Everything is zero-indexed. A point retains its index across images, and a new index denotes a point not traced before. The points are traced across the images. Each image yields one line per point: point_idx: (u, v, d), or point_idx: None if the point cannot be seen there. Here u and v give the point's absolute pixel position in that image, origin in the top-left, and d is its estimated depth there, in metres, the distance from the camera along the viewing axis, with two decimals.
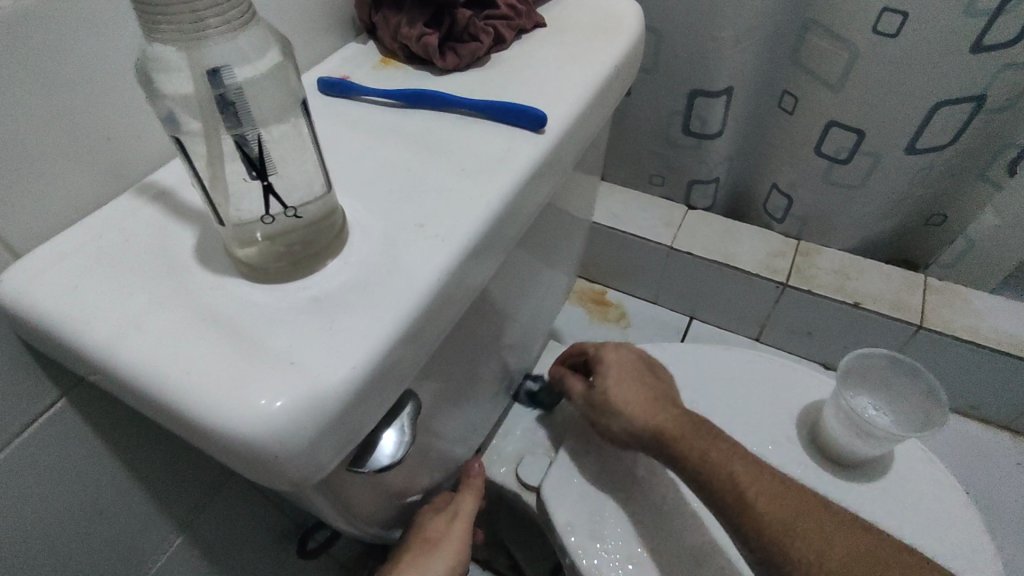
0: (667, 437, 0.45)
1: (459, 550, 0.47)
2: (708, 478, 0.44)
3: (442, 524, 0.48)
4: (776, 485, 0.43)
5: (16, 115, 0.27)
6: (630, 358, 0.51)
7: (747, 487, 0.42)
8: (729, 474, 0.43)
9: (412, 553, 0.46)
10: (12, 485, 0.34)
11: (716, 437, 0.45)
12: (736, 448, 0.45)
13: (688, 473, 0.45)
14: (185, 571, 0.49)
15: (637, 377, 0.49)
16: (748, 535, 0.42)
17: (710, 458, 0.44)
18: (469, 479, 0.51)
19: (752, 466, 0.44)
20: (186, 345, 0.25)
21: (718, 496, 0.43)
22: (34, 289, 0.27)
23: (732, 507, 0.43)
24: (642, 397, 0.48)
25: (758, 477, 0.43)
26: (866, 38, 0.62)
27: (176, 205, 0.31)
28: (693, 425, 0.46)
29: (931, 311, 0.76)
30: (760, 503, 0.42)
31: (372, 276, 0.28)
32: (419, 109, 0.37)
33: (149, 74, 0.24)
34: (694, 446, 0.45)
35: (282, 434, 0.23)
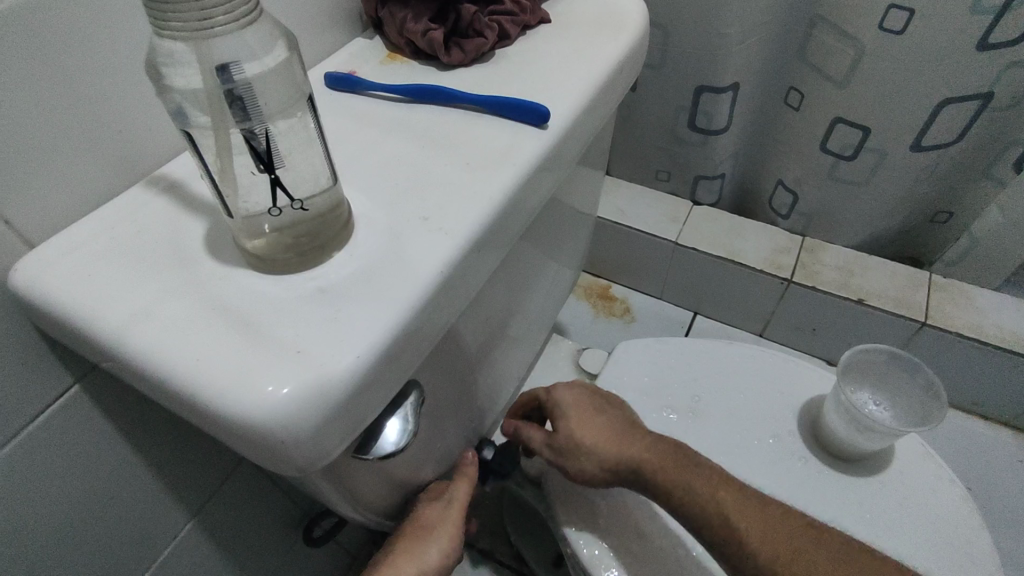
0: (648, 472, 0.44)
1: (455, 536, 0.47)
2: (696, 513, 0.43)
3: (437, 512, 0.46)
4: (768, 512, 0.43)
5: (31, 108, 0.27)
6: (584, 395, 0.49)
7: (736, 520, 0.42)
8: (716, 507, 0.43)
9: (408, 538, 0.46)
10: (28, 469, 0.35)
11: (694, 464, 0.45)
12: (717, 475, 0.45)
13: (676, 509, 0.44)
14: (195, 556, 0.50)
15: (598, 413, 0.48)
16: (744, 566, 0.42)
17: (694, 491, 0.43)
18: (466, 465, 0.49)
19: (739, 495, 0.44)
20: (195, 334, 0.25)
21: (708, 529, 0.43)
22: (47, 278, 0.28)
23: (724, 538, 0.42)
24: (608, 434, 0.47)
25: (745, 505, 0.43)
26: (872, 35, 0.62)
27: (186, 197, 0.32)
28: (668, 456, 0.45)
29: (936, 308, 0.76)
30: (751, 537, 0.42)
31: (376, 268, 0.28)
32: (423, 104, 0.38)
33: (157, 67, 0.24)
34: (678, 480, 0.44)
35: (289, 421, 0.24)
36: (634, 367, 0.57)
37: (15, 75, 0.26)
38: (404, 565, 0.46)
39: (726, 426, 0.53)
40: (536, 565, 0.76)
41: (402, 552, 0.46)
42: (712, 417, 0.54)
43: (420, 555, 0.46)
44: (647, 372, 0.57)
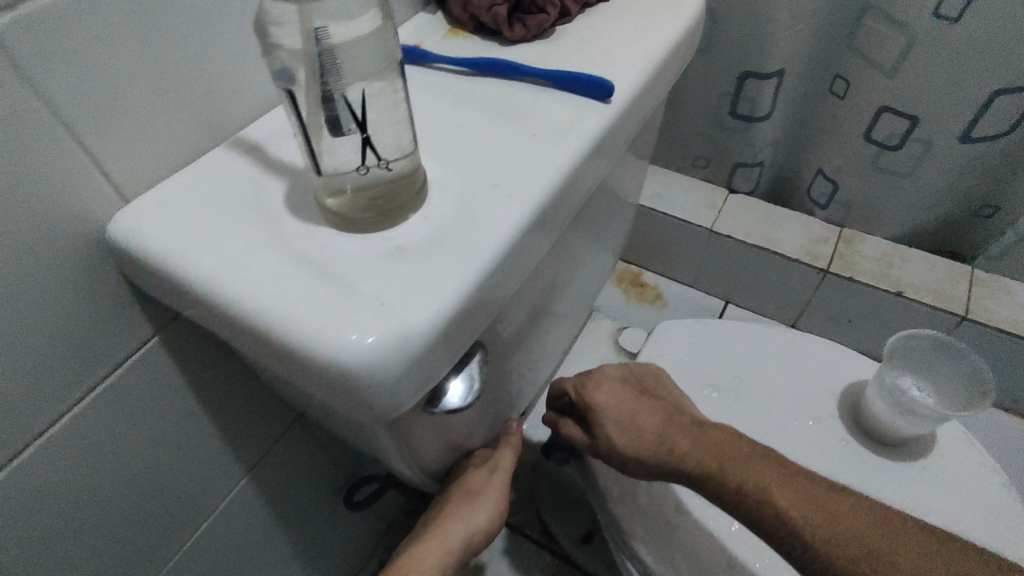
0: (693, 476, 0.43)
1: (499, 500, 0.49)
2: (755, 515, 0.41)
3: (483, 476, 0.49)
4: (832, 509, 0.39)
5: (134, 69, 0.29)
6: (620, 395, 0.48)
7: (799, 521, 0.39)
8: (773, 510, 0.40)
9: (455, 500, 0.48)
10: (110, 415, 0.37)
11: (746, 459, 0.42)
12: (773, 469, 0.42)
13: (735, 509, 0.42)
14: (248, 512, 0.52)
15: (635, 410, 0.47)
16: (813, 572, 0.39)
17: (749, 491, 0.41)
18: (509, 434, 0.52)
19: (801, 493, 0.40)
20: (285, 285, 0.27)
21: (769, 531, 0.40)
22: (144, 230, 0.30)
23: (787, 543, 0.40)
24: (648, 436, 0.45)
25: (808, 504, 0.40)
26: (926, 22, 0.61)
27: (266, 158, 0.33)
28: (716, 455, 0.43)
29: (977, 302, 0.75)
30: (815, 539, 0.39)
31: (451, 229, 0.30)
32: (488, 76, 0.39)
33: (264, 27, 0.26)
34: (729, 482, 0.42)
35: (374, 367, 0.25)
36: (674, 347, 0.58)
37: (119, 33, 0.28)
38: (452, 527, 0.47)
39: (763, 408, 0.54)
40: (564, 541, 0.77)
41: (450, 514, 0.48)
42: (750, 398, 0.54)
43: (467, 517, 0.48)
44: (686, 352, 0.57)
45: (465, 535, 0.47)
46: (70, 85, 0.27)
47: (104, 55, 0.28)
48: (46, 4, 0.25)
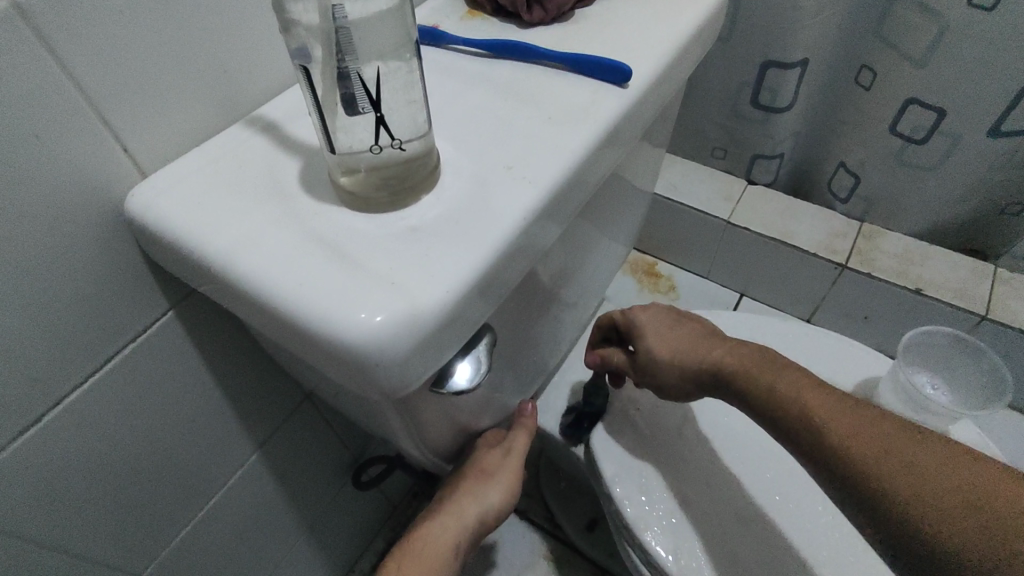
0: (725, 375, 0.45)
1: (514, 482, 0.51)
2: (778, 415, 0.42)
3: (498, 458, 0.51)
4: (859, 414, 0.39)
5: (154, 43, 0.29)
6: (664, 313, 0.51)
7: (820, 417, 0.40)
8: (796, 408, 0.41)
9: (470, 480, 0.50)
10: (127, 386, 0.38)
11: (777, 366, 0.44)
12: (808, 380, 0.42)
13: (759, 411, 0.43)
14: (259, 485, 0.54)
15: (678, 326, 0.50)
16: (830, 469, 0.39)
17: (776, 393, 0.42)
18: (524, 417, 0.54)
19: (829, 399, 0.41)
20: (298, 263, 0.27)
21: (790, 431, 0.41)
22: (158, 204, 0.30)
23: (805, 438, 0.40)
24: (686, 344, 0.48)
25: (835, 408, 0.40)
26: (960, 12, 0.59)
27: (282, 137, 0.33)
28: (749, 359, 0.45)
29: (998, 301, 0.74)
30: (834, 431, 0.39)
31: (463, 211, 0.30)
32: (505, 59, 0.38)
33: (282, 4, 0.25)
34: (759, 381, 0.43)
35: (383, 345, 0.25)
36: None
37: (140, 8, 0.28)
38: (467, 505, 0.50)
39: None
40: (569, 526, 0.78)
41: (465, 493, 0.50)
42: None
43: (481, 496, 0.50)
44: None
45: (479, 512, 0.50)
46: (92, 60, 0.27)
47: (126, 29, 0.28)
48: None
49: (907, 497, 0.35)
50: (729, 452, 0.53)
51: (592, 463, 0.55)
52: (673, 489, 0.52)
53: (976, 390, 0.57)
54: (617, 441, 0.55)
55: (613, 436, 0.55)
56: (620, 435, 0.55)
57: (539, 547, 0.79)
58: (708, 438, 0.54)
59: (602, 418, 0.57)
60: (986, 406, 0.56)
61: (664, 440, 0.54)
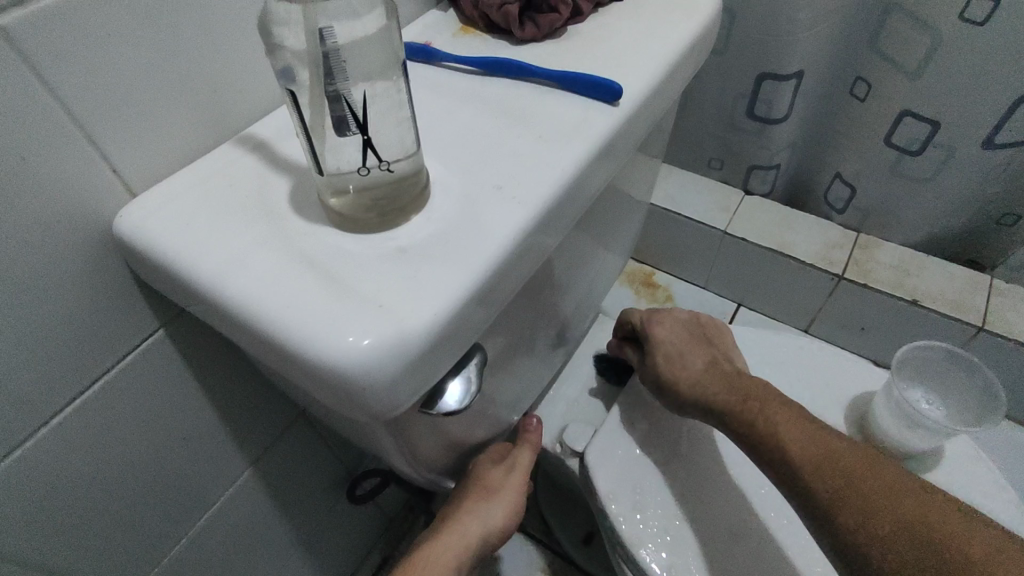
0: (716, 405, 0.48)
1: (516, 500, 0.52)
2: (761, 444, 0.45)
3: (501, 474, 0.52)
4: (832, 451, 0.43)
5: (141, 63, 0.29)
6: (678, 334, 0.53)
7: (795, 451, 0.43)
8: (778, 443, 0.44)
9: (472, 497, 0.50)
10: (115, 407, 0.37)
11: (768, 402, 0.47)
12: (794, 416, 0.46)
13: (743, 438, 0.47)
14: (252, 501, 0.53)
15: (688, 348, 0.53)
16: (802, 500, 0.43)
17: (761, 427, 0.46)
18: (529, 433, 0.57)
19: (807, 435, 0.44)
20: (286, 285, 0.27)
21: (769, 458, 0.45)
22: (149, 224, 0.30)
23: (781, 469, 0.44)
24: (690, 369, 0.51)
25: (814, 448, 0.43)
26: (952, 25, 0.59)
27: (272, 155, 0.33)
28: (741, 394, 0.48)
29: (995, 312, 0.74)
30: (804, 466, 0.43)
31: (452, 231, 0.29)
32: (497, 76, 0.38)
33: (268, 25, 0.26)
34: (747, 415, 0.46)
35: (369, 369, 0.25)
36: None
37: (130, 28, 0.28)
38: (469, 523, 0.49)
39: None
40: (564, 538, 0.78)
41: (466, 511, 0.50)
42: None
43: (483, 513, 0.50)
44: None
45: (481, 533, 0.49)
46: (79, 81, 0.27)
47: (113, 51, 0.28)
48: None
49: (861, 530, 0.39)
50: (723, 470, 0.53)
51: (588, 480, 0.55)
52: (669, 506, 0.52)
53: (972, 406, 0.56)
54: (613, 455, 0.55)
55: (608, 452, 0.55)
56: (615, 451, 0.55)
57: (536, 561, 0.79)
58: (704, 454, 0.54)
59: (597, 432, 0.57)
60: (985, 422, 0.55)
61: (659, 457, 0.54)
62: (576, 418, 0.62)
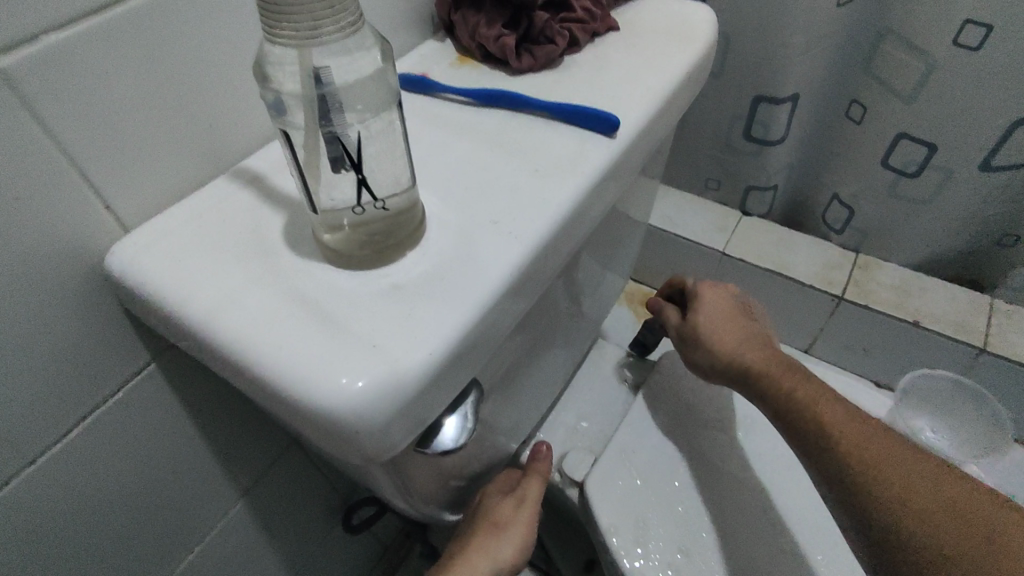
0: (753, 371, 0.49)
1: (525, 535, 0.51)
2: (791, 415, 0.47)
3: (510, 509, 0.51)
4: (865, 428, 0.44)
5: (132, 101, 0.29)
6: (728, 298, 0.53)
7: (831, 423, 0.45)
8: (813, 413, 0.46)
9: (482, 532, 0.50)
10: (105, 444, 0.37)
11: (803, 376, 0.48)
12: (827, 391, 0.47)
13: (774, 410, 0.48)
14: (244, 533, 0.52)
15: (734, 314, 0.53)
16: (829, 470, 0.44)
17: (796, 397, 0.47)
18: (538, 460, 0.56)
19: (841, 410, 0.46)
20: (278, 324, 0.27)
21: (798, 427, 0.46)
22: (140, 260, 0.30)
23: (811, 436, 0.45)
24: (731, 333, 0.51)
25: (848, 422, 0.45)
26: (946, 51, 0.60)
27: (265, 190, 0.33)
28: (779, 365, 0.49)
29: (996, 334, 0.73)
30: (838, 436, 0.44)
31: (447, 268, 0.29)
32: (493, 108, 0.38)
33: (263, 68, 0.25)
34: (783, 384, 0.48)
35: (363, 412, 0.25)
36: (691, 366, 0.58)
37: (125, 66, 0.28)
38: (477, 560, 0.48)
39: (771, 440, 0.55)
40: (567, 568, 0.77)
41: (475, 546, 0.49)
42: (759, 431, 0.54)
43: (493, 549, 0.49)
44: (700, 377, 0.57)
45: (490, 568, 0.49)
46: (71, 121, 0.27)
47: (109, 90, 0.28)
48: (53, 38, 0.25)
49: (890, 501, 0.41)
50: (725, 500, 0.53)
51: (588, 510, 0.54)
52: (670, 538, 0.51)
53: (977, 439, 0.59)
54: (612, 485, 0.54)
55: (608, 482, 0.54)
56: (616, 481, 0.54)
57: None
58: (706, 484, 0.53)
59: (597, 460, 0.56)
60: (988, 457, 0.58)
61: (659, 487, 0.54)
62: (576, 444, 0.61)
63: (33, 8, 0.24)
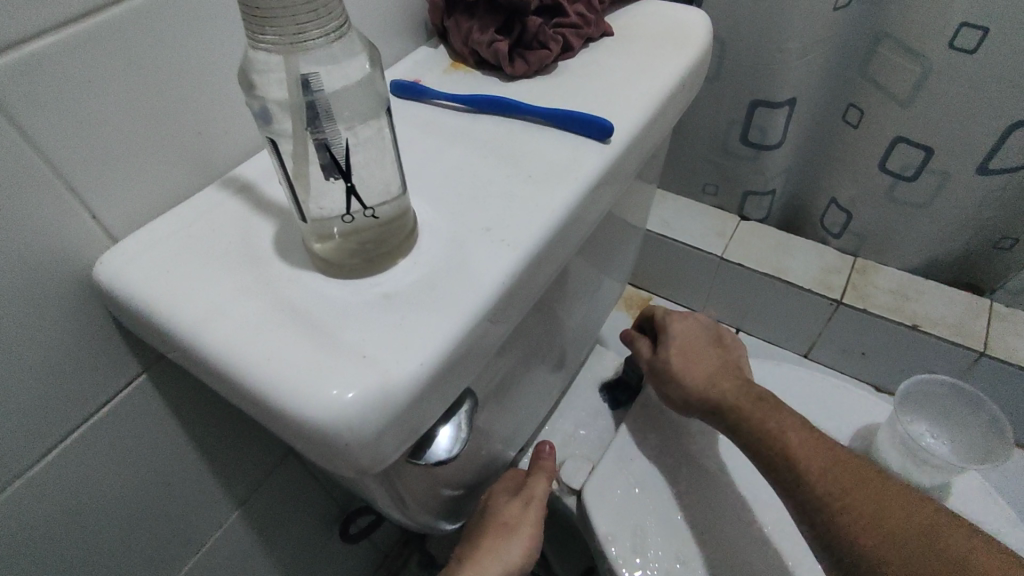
0: (724, 403, 0.49)
1: (534, 535, 0.50)
2: (762, 447, 0.46)
3: (518, 509, 0.50)
4: (833, 458, 0.44)
5: (118, 109, 0.29)
6: (696, 330, 0.55)
7: (799, 453, 0.44)
8: (782, 445, 0.45)
9: (490, 535, 0.49)
10: (94, 457, 0.36)
11: (772, 406, 0.48)
12: (796, 420, 0.47)
13: (746, 443, 0.48)
14: (238, 546, 0.51)
15: (702, 346, 0.54)
16: (801, 501, 0.43)
17: (766, 429, 0.46)
18: (543, 458, 0.55)
19: (809, 439, 0.45)
20: (267, 335, 0.26)
21: (769, 460, 0.46)
22: (127, 271, 0.29)
23: (782, 467, 0.45)
24: (700, 366, 0.52)
25: (816, 451, 0.44)
26: (942, 55, 0.60)
27: (256, 198, 0.33)
28: (748, 397, 0.49)
29: (996, 337, 0.73)
30: (807, 467, 0.43)
31: (438, 276, 0.29)
32: (486, 114, 0.38)
33: (248, 76, 0.25)
34: (752, 416, 0.47)
35: (352, 424, 0.24)
36: None
37: (111, 75, 0.28)
38: (488, 563, 0.48)
39: None
40: None
41: (484, 550, 0.49)
42: None
43: (502, 552, 0.48)
44: None
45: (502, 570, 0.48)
46: (57, 130, 0.27)
47: (95, 98, 0.28)
48: (37, 47, 0.25)
49: (861, 533, 0.40)
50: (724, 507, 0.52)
51: (586, 518, 0.54)
52: (670, 547, 0.51)
53: (977, 442, 0.59)
54: (610, 493, 0.54)
55: (607, 490, 0.54)
56: (614, 489, 0.54)
57: None
58: (706, 492, 0.53)
59: (595, 468, 0.56)
60: (987, 460, 0.57)
61: (657, 495, 0.53)
62: (574, 452, 0.61)
63: (16, 17, 0.24)
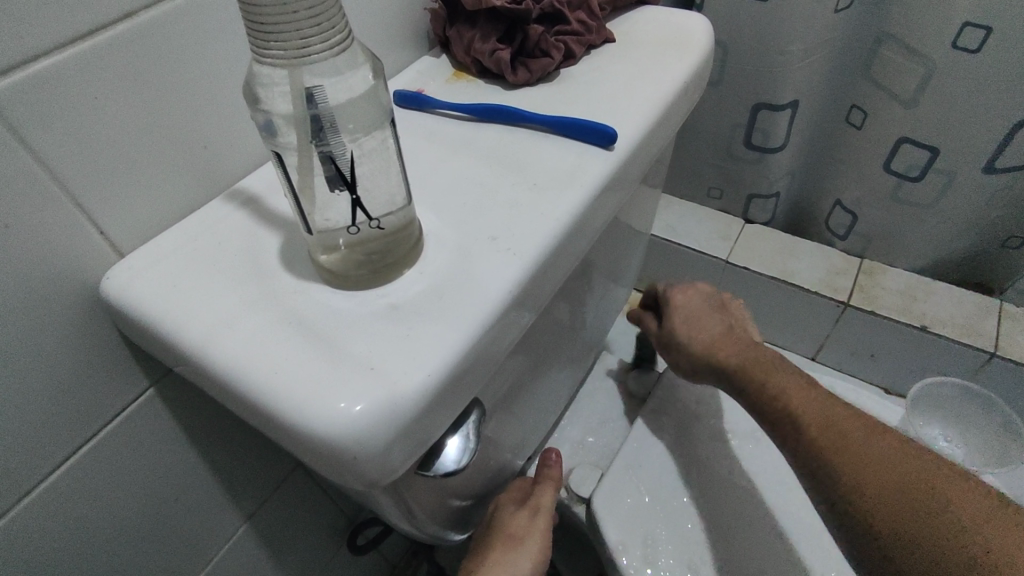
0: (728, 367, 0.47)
1: (542, 546, 0.50)
2: (769, 412, 0.45)
3: (525, 521, 0.50)
4: (840, 418, 0.42)
5: (121, 126, 0.29)
6: (699, 298, 0.51)
7: (804, 415, 0.43)
8: (786, 406, 0.44)
9: (498, 549, 0.49)
10: (101, 473, 0.36)
11: (779, 369, 0.46)
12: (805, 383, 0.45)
13: (755, 408, 0.46)
14: (247, 559, 0.51)
15: (710, 313, 0.50)
16: (807, 461, 0.42)
17: (771, 393, 0.45)
18: (548, 466, 0.55)
19: (816, 399, 0.44)
20: (274, 347, 0.26)
21: (775, 423, 0.44)
22: (133, 286, 0.30)
23: (789, 429, 0.43)
24: (708, 333, 0.49)
25: (824, 412, 0.43)
26: (945, 54, 0.59)
27: (261, 212, 0.33)
28: (755, 360, 0.46)
29: (1007, 337, 0.72)
30: (812, 426, 0.42)
31: (446, 285, 0.29)
32: (490, 123, 0.38)
33: (253, 90, 0.25)
34: (759, 380, 0.45)
35: (361, 436, 0.24)
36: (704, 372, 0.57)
37: (114, 92, 0.28)
38: None
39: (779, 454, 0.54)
40: None
41: (494, 564, 0.49)
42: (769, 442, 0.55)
43: (512, 564, 0.49)
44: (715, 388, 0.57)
45: None
46: (62, 148, 0.27)
47: (99, 116, 0.28)
48: (43, 65, 0.25)
49: (865, 493, 0.39)
50: (735, 515, 0.51)
51: (596, 527, 0.53)
52: (681, 558, 0.51)
53: (991, 443, 0.58)
54: (620, 502, 0.53)
55: (616, 499, 0.53)
56: (624, 497, 0.53)
57: None
58: (717, 498, 0.52)
59: (604, 475, 0.55)
60: (1004, 462, 0.57)
61: (667, 503, 0.53)
62: (582, 460, 0.60)
63: (22, 37, 0.24)
